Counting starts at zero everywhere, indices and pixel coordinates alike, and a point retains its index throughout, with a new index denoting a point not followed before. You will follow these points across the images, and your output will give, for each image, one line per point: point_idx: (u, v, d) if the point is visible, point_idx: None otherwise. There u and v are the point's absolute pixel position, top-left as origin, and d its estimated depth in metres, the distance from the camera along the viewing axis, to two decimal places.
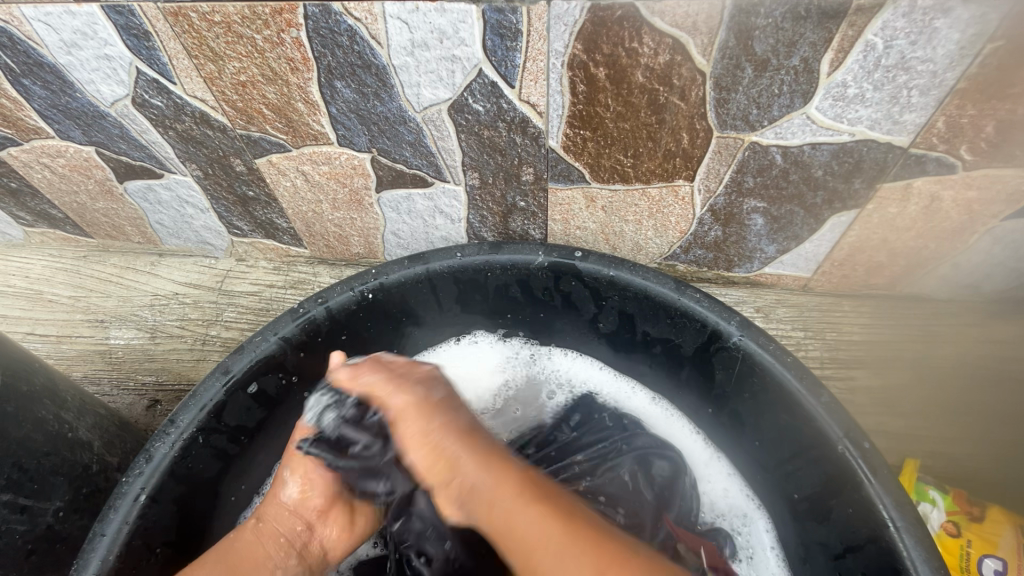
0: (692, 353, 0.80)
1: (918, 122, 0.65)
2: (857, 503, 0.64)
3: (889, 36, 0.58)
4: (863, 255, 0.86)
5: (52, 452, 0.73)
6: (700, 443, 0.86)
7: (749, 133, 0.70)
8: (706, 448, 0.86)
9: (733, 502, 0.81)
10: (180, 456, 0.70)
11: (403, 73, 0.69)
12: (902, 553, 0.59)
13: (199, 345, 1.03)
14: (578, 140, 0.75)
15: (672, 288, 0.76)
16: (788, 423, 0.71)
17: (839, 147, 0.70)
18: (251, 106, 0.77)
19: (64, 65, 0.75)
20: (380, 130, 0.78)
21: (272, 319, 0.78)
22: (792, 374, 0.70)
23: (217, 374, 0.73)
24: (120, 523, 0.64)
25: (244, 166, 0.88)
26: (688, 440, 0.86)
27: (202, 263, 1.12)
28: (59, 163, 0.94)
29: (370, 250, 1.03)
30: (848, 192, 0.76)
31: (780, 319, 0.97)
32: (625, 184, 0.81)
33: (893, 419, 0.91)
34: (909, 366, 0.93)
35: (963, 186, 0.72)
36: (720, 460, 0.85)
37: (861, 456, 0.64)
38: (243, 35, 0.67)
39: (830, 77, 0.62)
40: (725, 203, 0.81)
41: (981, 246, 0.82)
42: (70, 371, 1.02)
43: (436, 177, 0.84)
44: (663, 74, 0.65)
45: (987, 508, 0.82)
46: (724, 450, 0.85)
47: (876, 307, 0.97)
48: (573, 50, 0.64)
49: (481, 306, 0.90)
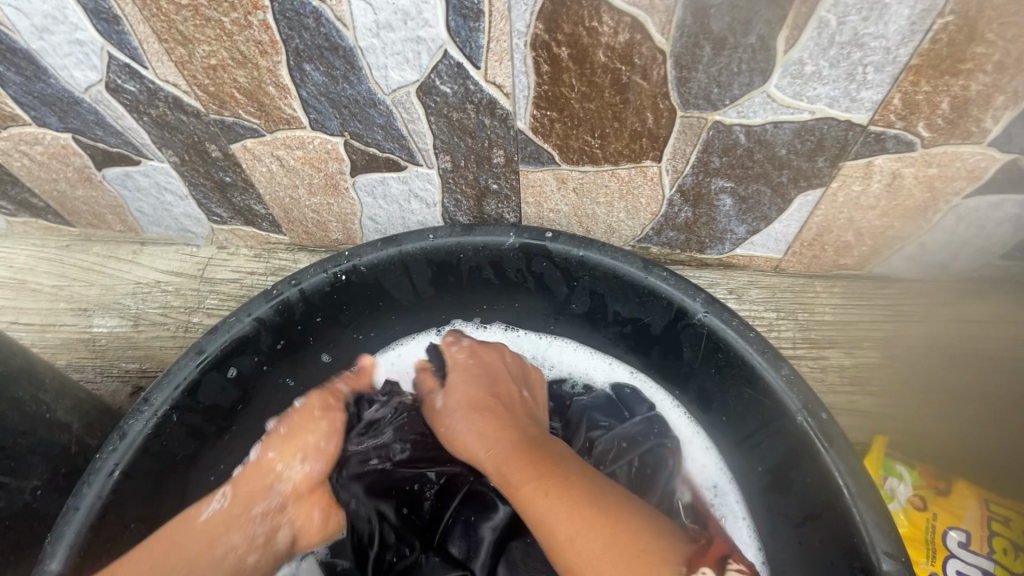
0: (661, 332, 0.81)
1: (875, 99, 0.67)
2: (814, 472, 0.66)
3: (842, 13, 0.59)
4: (831, 234, 0.88)
5: (30, 432, 0.74)
6: (684, 418, 0.86)
7: (712, 112, 0.72)
8: (694, 426, 0.85)
9: (708, 481, 0.82)
10: (154, 434, 0.71)
11: (371, 55, 0.70)
12: (856, 519, 0.61)
13: (182, 331, 1.04)
14: (546, 121, 0.76)
15: (639, 267, 0.77)
16: (751, 397, 0.73)
17: (801, 125, 0.71)
18: (223, 90, 0.78)
19: (36, 50, 0.76)
20: (351, 113, 0.79)
21: (246, 301, 0.79)
22: (755, 349, 0.71)
23: (190, 354, 0.74)
24: (94, 498, 0.66)
25: (219, 151, 0.89)
26: (667, 414, 0.86)
27: (183, 251, 1.12)
28: (37, 151, 0.95)
29: (348, 236, 1.04)
30: (812, 170, 0.77)
31: (752, 300, 0.98)
32: (594, 165, 0.82)
33: (862, 397, 0.92)
34: (881, 344, 0.94)
35: (923, 164, 0.74)
36: (703, 436, 0.84)
37: (817, 425, 0.65)
38: (211, 18, 0.68)
39: (787, 55, 0.63)
40: (693, 183, 0.82)
41: (945, 224, 0.83)
42: (54, 358, 1.04)
43: (409, 160, 0.85)
44: (624, 54, 0.66)
45: (953, 483, 0.84)
46: (703, 426, 0.84)
47: (848, 287, 0.97)
48: (536, 29, 0.65)
49: (455, 289, 0.90)
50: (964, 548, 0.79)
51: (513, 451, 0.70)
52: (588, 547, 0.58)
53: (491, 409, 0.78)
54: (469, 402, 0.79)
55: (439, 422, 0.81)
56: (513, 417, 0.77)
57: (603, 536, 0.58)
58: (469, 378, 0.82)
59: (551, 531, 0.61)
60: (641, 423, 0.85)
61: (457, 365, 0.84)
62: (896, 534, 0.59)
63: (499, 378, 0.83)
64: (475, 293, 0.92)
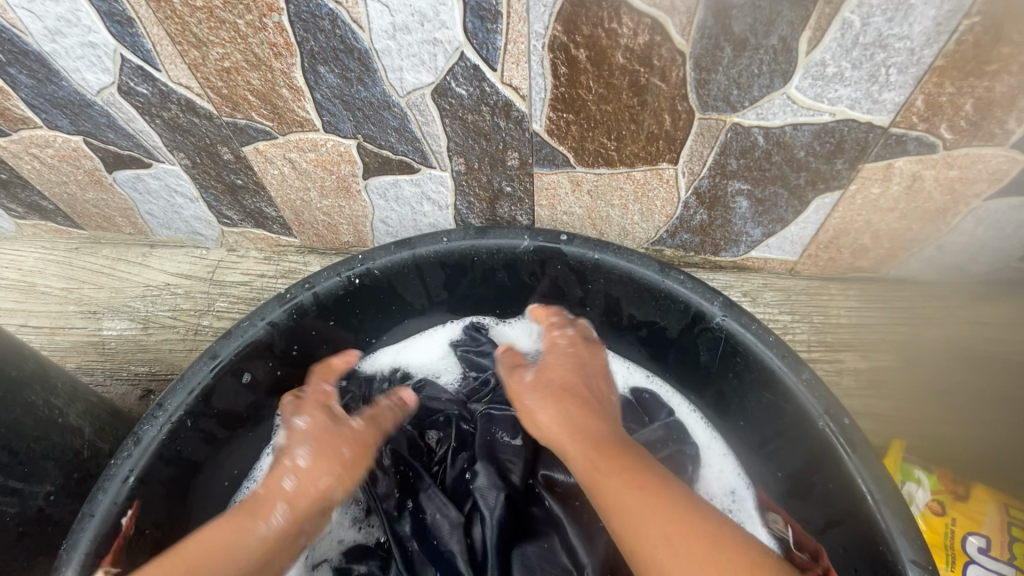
0: (678, 335, 0.81)
1: (898, 100, 0.66)
2: (837, 479, 0.65)
3: (865, 14, 0.58)
4: (848, 237, 0.87)
5: (43, 436, 0.73)
6: (702, 424, 0.85)
7: (731, 114, 0.71)
8: (711, 433, 0.84)
9: (727, 487, 0.80)
10: (168, 439, 0.71)
11: (386, 58, 0.70)
12: (880, 526, 0.60)
13: (192, 334, 1.04)
14: (562, 123, 0.75)
15: (656, 271, 0.76)
16: (770, 402, 0.72)
17: (820, 127, 0.70)
18: (236, 92, 0.77)
19: (49, 53, 0.76)
20: (365, 115, 0.78)
21: (260, 305, 0.78)
22: (775, 354, 0.70)
23: (204, 359, 0.73)
24: (109, 504, 0.65)
25: (231, 154, 0.88)
26: (685, 420, 0.86)
27: (193, 253, 1.12)
28: (47, 153, 0.94)
29: (359, 239, 1.04)
30: (831, 172, 0.76)
31: (767, 303, 0.97)
32: (610, 168, 0.81)
33: (879, 401, 0.91)
34: (898, 348, 0.93)
35: (944, 166, 0.73)
36: (720, 441, 0.84)
37: (840, 431, 0.64)
38: (226, 20, 0.68)
39: (809, 56, 0.63)
40: (710, 185, 0.82)
41: (964, 227, 0.82)
42: (64, 361, 1.03)
43: (422, 162, 0.85)
44: (643, 55, 0.65)
45: (972, 487, 0.83)
46: (721, 432, 0.84)
47: (864, 290, 0.97)
48: (554, 31, 0.64)
49: (468, 291, 0.90)
50: (984, 554, 0.78)
51: (599, 444, 0.67)
52: (683, 551, 0.53)
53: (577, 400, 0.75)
54: (563, 388, 0.77)
55: (520, 398, 0.78)
56: (601, 410, 0.74)
57: (699, 540, 0.54)
58: (559, 365, 0.80)
59: (641, 530, 0.56)
60: (660, 430, 0.82)
61: (563, 346, 0.83)
62: (922, 542, 0.58)
63: (592, 374, 0.80)
64: (488, 296, 0.91)
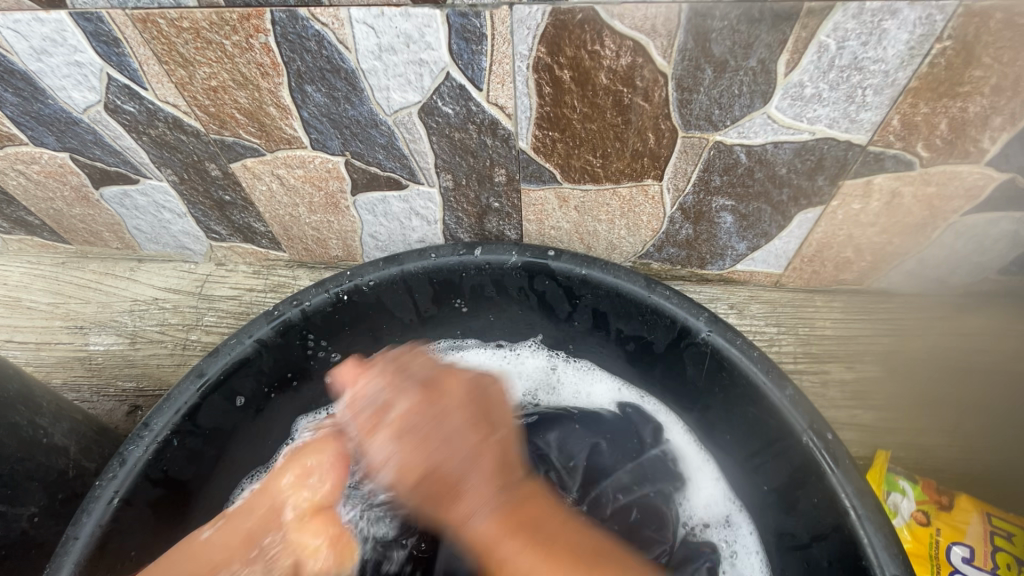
0: (664, 350, 0.82)
1: (875, 120, 0.67)
2: (821, 493, 0.65)
3: (841, 37, 0.59)
4: (831, 250, 0.88)
5: (27, 457, 0.73)
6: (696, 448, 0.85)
7: (713, 133, 0.72)
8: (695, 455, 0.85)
9: (719, 515, 0.80)
10: (155, 459, 0.71)
11: (372, 77, 0.70)
12: (863, 541, 0.61)
13: (179, 349, 1.03)
14: (548, 141, 0.76)
15: (642, 285, 0.77)
16: (755, 416, 0.73)
17: (801, 146, 0.72)
18: (224, 111, 0.77)
19: (35, 71, 0.76)
20: (352, 133, 0.79)
21: (247, 322, 0.78)
22: (757, 367, 0.71)
23: (191, 377, 0.73)
24: (93, 527, 0.65)
25: (219, 170, 0.88)
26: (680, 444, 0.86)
27: (181, 268, 1.11)
28: (33, 170, 0.94)
29: (348, 253, 1.04)
30: (812, 188, 0.77)
31: (753, 315, 0.98)
32: (596, 184, 0.82)
33: (863, 411, 0.93)
34: (881, 358, 0.95)
35: (922, 182, 0.74)
36: (708, 468, 0.84)
37: (823, 445, 0.65)
38: (212, 41, 0.68)
39: (787, 77, 0.64)
40: (694, 201, 0.83)
41: (943, 241, 0.84)
42: (49, 377, 1.02)
43: (410, 179, 0.85)
44: (626, 76, 0.66)
45: (956, 496, 0.84)
46: (710, 454, 0.84)
47: (848, 302, 0.98)
48: (538, 53, 0.65)
49: (458, 307, 0.90)
50: (968, 563, 0.79)
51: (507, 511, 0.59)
52: None
53: (488, 413, 0.66)
54: (445, 468, 0.60)
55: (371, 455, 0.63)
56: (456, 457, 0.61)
57: None
58: (430, 423, 0.62)
59: None
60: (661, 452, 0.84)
61: (410, 421, 0.62)
62: (904, 556, 0.59)
63: (467, 431, 0.63)
64: (478, 311, 0.91)
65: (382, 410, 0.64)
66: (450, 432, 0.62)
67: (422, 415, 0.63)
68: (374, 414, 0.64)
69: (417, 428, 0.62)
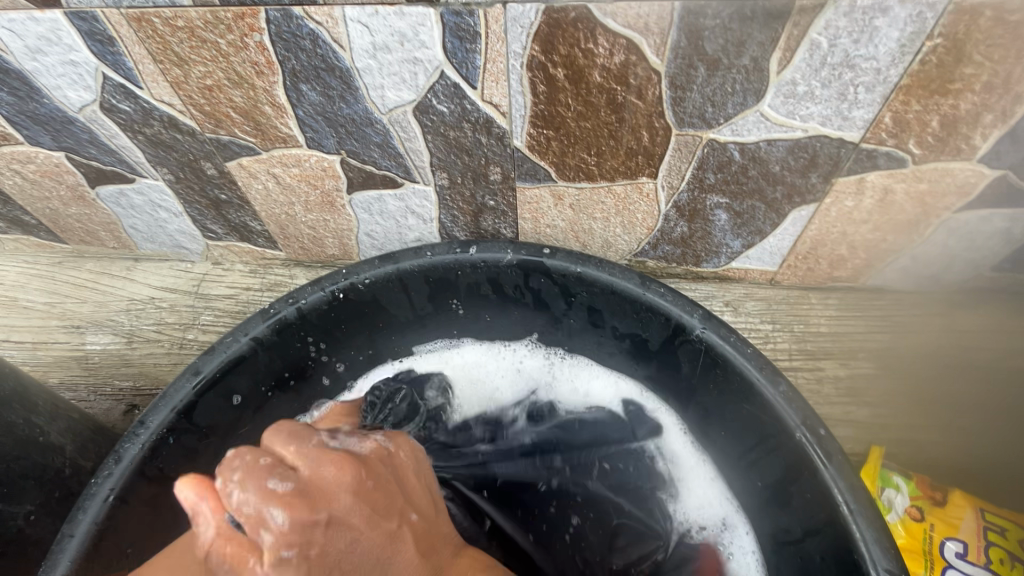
0: (659, 347, 0.82)
1: (867, 117, 0.68)
2: (814, 488, 0.66)
3: (832, 35, 0.60)
4: (825, 248, 0.89)
5: (23, 455, 0.73)
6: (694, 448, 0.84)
7: (707, 131, 0.72)
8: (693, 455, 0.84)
9: (716, 517, 0.80)
10: (151, 457, 0.71)
11: (367, 76, 0.70)
12: (855, 536, 0.61)
13: (176, 348, 1.03)
14: (542, 139, 0.76)
15: (637, 283, 0.77)
16: (749, 412, 0.73)
17: (794, 143, 0.72)
18: (219, 109, 0.78)
19: (30, 70, 0.76)
20: (347, 132, 0.79)
21: (243, 320, 0.78)
22: (751, 364, 0.72)
23: (186, 375, 0.74)
24: (89, 524, 0.65)
25: (215, 170, 0.88)
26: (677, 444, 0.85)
27: (178, 267, 1.12)
28: (29, 169, 0.94)
29: (345, 251, 1.04)
30: (806, 186, 0.78)
31: (748, 312, 0.99)
32: (591, 182, 0.82)
33: (858, 408, 0.93)
34: (876, 355, 0.95)
35: (914, 180, 0.75)
36: (705, 469, 0.83)
37: (816, 441, 0.66)
38: (207, 40, 0.68)
39: (780, 75, 0.64)
40: (689, 199, 0.83)
41: (936, 238, 0.84)
42: (46, 377, 1.02)
43: (405, 177, 0.85)
44: (619, 74, 0.66)
45: (949, 492, 0.85)
46: (707, 453, 0.84)
47: (843, 299, 0.98)
48: (532, 51, 0.65)
49: (454, 305, 0.91)
50: (961, 559, 0.79)
51: None
52: None
53: (393, 490, 0.51)
54: None
55: None
56: (400, 529, 0.49)
57: None
58: (370, 490, 0.50)
59: None
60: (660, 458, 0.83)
61: (294, 549, 0.42)
62: (895, 550, 0.60)
63: (380, 520, 0.48)
64: (474, 309, 0.91)
65: (257, 534, 0.42)
66: (379, 503, 0.49)
67: (330, 501, 0.46)
68: (242, 542, 0.42)
69: (313, 548, 0.42)
